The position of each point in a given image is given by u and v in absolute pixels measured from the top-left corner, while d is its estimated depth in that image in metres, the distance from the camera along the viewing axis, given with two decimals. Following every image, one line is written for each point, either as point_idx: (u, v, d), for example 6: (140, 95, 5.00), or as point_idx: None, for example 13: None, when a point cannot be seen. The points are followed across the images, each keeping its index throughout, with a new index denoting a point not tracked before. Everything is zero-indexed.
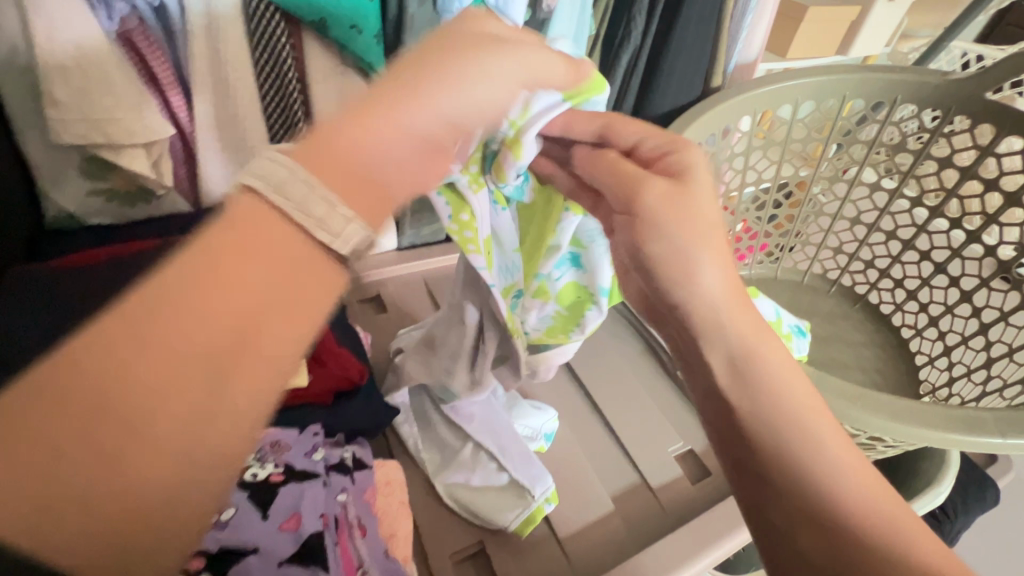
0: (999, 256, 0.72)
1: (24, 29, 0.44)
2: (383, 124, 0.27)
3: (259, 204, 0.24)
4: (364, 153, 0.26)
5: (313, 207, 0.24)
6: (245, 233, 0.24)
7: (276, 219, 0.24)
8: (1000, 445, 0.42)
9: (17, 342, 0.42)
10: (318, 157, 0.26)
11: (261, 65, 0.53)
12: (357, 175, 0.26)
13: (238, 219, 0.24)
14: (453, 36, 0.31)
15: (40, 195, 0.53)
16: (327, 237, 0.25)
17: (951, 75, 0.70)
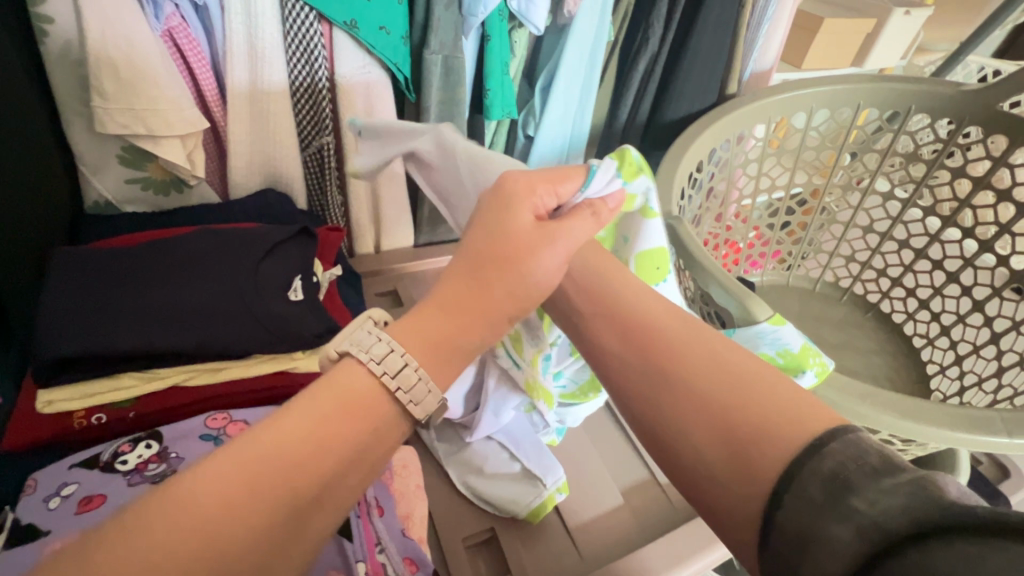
0: (1011, 266, 0.72)
1: (78, 22, 0.47)
2: (496, 293, 0.34)
3: (356, 363, 0.30)
4: (453, 311, 0.33)
5: (385, 358, 0.30)
6: (344, 385, 0.29)
7: (366, 373, 0.30)
8: (1008, 445, 0.43)
9: (58, 317, 0.44)
10: (407, 323, 0.33)
11: (297, 89, 0.57)
12: (442, 330, 0.33)
13: (341, 376, 0.30)
14: (502, 186, 0.39)
15: (82, 181, 0.56)
16: (372, 359, 0.30)
17: (964, 86, 0.71)
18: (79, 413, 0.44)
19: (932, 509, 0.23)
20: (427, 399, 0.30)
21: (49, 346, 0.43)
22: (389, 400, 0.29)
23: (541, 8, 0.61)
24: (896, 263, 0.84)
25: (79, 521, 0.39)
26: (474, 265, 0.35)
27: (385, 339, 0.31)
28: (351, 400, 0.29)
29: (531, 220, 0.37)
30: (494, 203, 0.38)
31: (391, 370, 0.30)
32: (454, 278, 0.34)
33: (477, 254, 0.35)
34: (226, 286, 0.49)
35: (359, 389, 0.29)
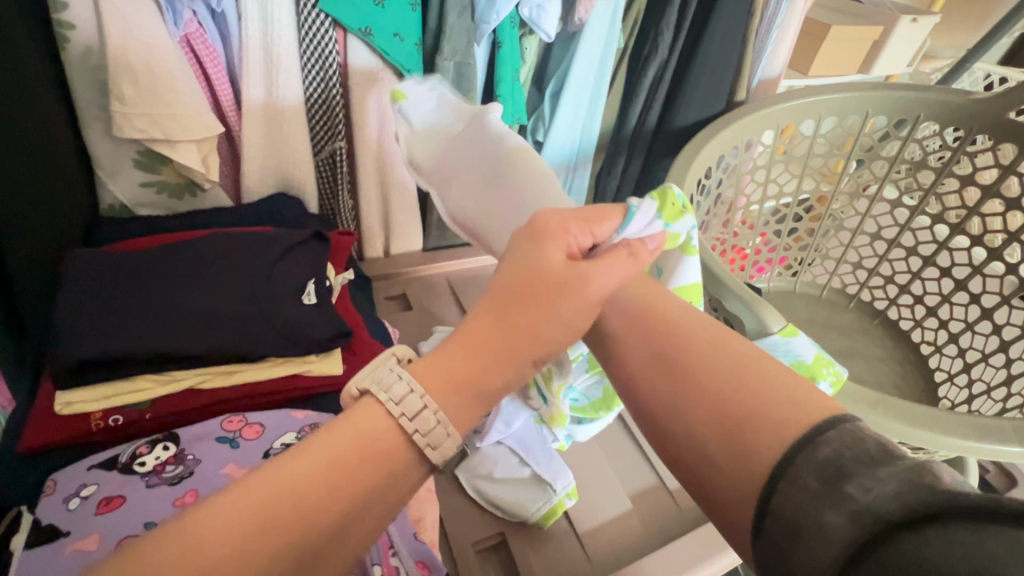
0: (1020, 275, 0.72)
1: (99, 29, 0.47)
2: (524, 334, 0.32)
3: (376, 404, 0.29)
4: (477, 353, 0.31)
5: (405, 400, 0.29)
6: (363, 428, 0.29)
7: (386, 416, 0.29)
8: (1019, 453, 0.43)
9: (76, 320, 0.45)
10: (430, 364, 0.31)
11: (313, 103, 0.58)
12: (464, 370, 0.31)
13: (361, 417, 0.29)
14: (534, 221, 0.37)
15: (98, 184, 0.56)
16: (390, 400, 0.29)
17: (974, 95, 0.71)
18: (96, 414, 0.45)
19: (924, 498, 0.23)
20: (444, 443, 0.29)
21: (67, 347, 0.43)
22: (406, 443, 0.29)
23: (552, 15, 0.61)
24: (903, 271, 0.84)
25: (98, 521, 0.39)
26: (504, 302, 0.32)
27: (405, 376, 0.30)
28: (372, 434, 0.28)
29: (564, 257, 0.35)
30: (525, 240, 0.35)
31: (409, 411, 0.29)
32: (483, 317, 0.32)
33: (506, 290, 0.33)
34: (241, 289, 0.50)
35: (378, 431, 0.29)
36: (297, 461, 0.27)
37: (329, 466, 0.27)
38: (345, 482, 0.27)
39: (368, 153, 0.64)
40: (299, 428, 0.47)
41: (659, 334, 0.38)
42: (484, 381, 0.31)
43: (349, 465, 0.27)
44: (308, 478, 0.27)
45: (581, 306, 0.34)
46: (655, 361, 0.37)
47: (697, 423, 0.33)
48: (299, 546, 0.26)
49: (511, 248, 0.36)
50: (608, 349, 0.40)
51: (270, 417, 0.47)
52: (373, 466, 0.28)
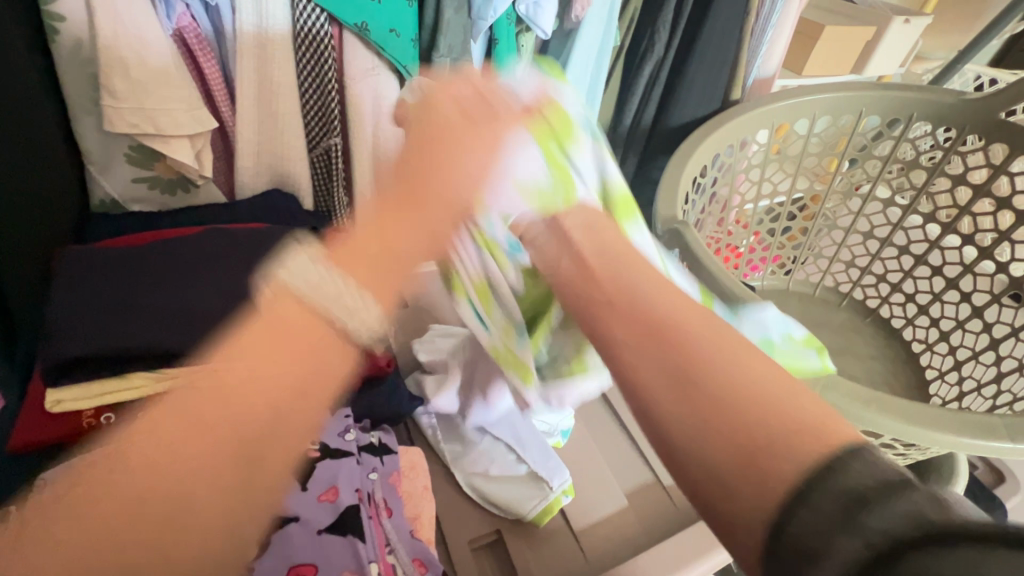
0: (1010, 273, 0.73)
1: (90, 22, 0.47)
2: (433, 185, 0.32)
3: (289, 290, 0.29)
4: (393, 224, 0.31)
5: (318, 282, 0.29)
6: (281, 319, 0.28)
7: (300, 305, 0.28)
8: (1011, 450, 0.44)
9: (68, 316, 0.44)
10: (346, 244, 0.31)
11: (306, 94, 0.57)
12: (397, 236, 0.30)
13: (277, 306, 0.29)
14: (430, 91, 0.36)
15: (89, 179, 0.56)
16: (307, 287, 0.29)
17: (966, 95, 0.72)
18: (88, 412, 0.45)
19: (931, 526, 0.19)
20: (363, 314, 0.28)
21: (59, 344, 0.43)
22: (336, 337, 0.28)
23: (549, 12, 0.61)
24: (895, 269, 0.84)
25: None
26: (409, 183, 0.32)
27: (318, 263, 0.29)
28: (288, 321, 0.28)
29: (458, 108, 0.35)
30: (419, 108, 0.35)
31: (325, 291, 0.28)
32: (391, 192, 0.32)
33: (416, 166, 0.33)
34: (235, 286, 0.49)
35: (295, 321, 0.28)
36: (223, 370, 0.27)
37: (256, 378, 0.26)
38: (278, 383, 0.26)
39: (363, 151, 0.62)
40: None
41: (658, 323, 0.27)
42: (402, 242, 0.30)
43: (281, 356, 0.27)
44: (241, 385, 0.26)
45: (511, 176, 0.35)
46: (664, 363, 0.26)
47: None
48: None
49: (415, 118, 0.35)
50: (602, 333, 0.28)
51: None
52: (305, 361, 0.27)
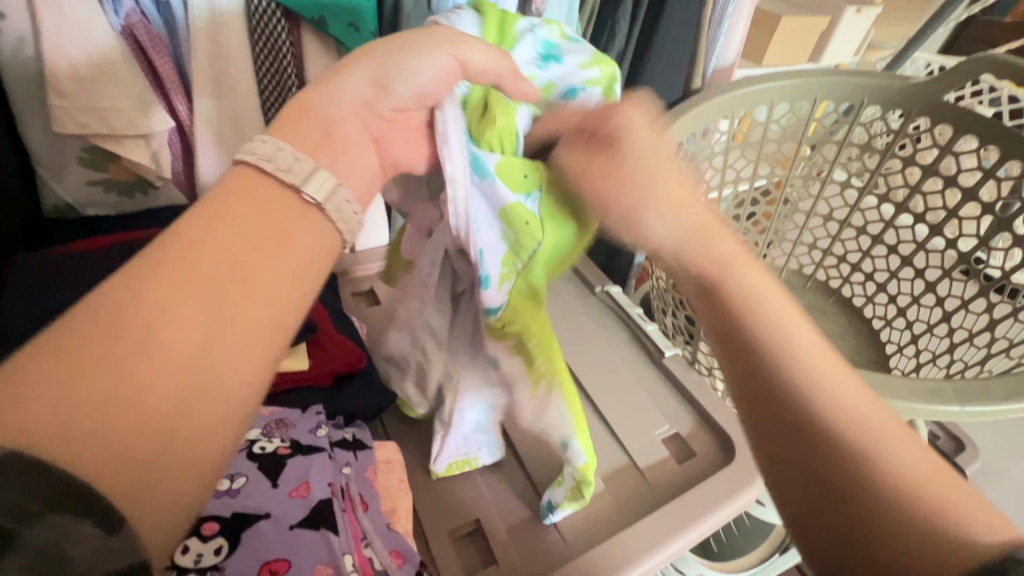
0: (960, 249, 0.76)
1: (33, 22, 0.46)
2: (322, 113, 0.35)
3: (259, 174, 0.31)
4: (317, 128, 0.34)
5: (280, 159, 0.31)
6: (255, 199, 0.30)
7: (275, 185, 0.31)
8: (960, 413, 0.45)
9: (23, 324, 0.45)
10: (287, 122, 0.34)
11: (268, 101, 0.56)
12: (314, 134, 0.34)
13: (247, 185, 0.31)
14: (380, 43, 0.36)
15: (41, 185, 0.55)
16: (277, 170, 0.31)
17: (912, 79, 0.75)
18: None
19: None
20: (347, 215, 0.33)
21: (21, 349, 0.44)
22: (305, 212, 0.31)
23: (510, 4, 0.60)
24: (855, 249, 0.86)
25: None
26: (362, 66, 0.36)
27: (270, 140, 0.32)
28: (259, 192, 0.30)
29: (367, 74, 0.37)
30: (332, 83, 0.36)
31: (285, 168, 0.31)
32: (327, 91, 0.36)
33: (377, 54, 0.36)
34: None
35: (283, 215, 0.31)
36: (201, 244, 0.28)
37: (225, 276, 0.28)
38: (249, 283, 0.28)
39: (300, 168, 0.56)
40: (263, 426, 0.44)
41: (784, 398, 0.31)
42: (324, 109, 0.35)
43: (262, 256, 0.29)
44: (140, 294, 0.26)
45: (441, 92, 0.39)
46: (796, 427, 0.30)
47: (845, 519, 0.28)
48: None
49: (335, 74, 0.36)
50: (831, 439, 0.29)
51: None
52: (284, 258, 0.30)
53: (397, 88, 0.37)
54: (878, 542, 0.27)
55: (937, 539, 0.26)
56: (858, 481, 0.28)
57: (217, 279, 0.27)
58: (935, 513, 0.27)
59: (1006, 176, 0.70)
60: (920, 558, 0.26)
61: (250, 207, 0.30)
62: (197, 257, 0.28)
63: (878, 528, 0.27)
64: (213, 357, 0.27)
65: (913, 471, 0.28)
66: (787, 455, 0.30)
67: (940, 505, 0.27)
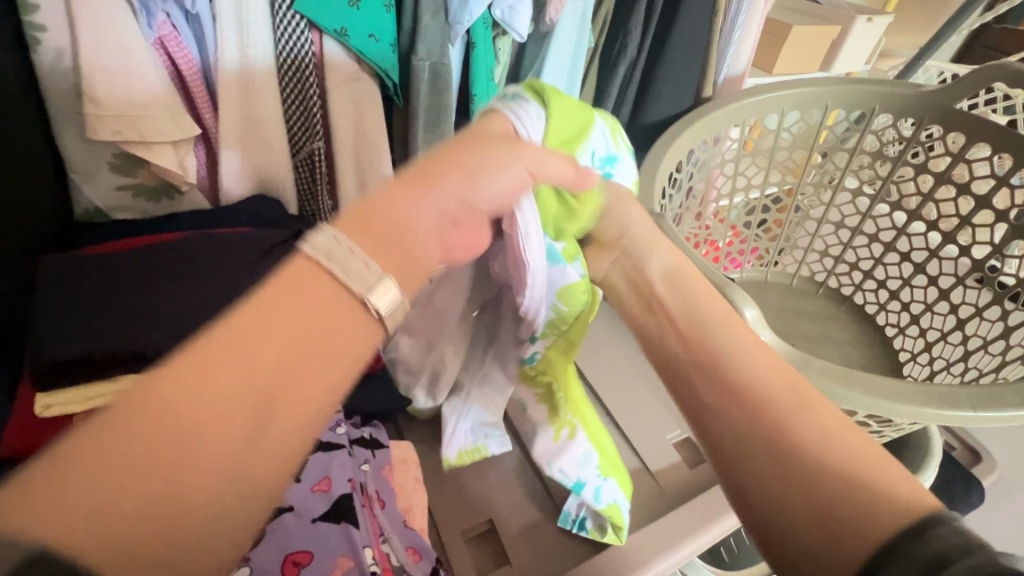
0: (973, 256, 0.75)
1: (71, 34, 0.48)
2: (408, 210, 0.31)
3: (315, 267, 0.28)
4: (398, 227, 0.31)
5: (348, 262, 0.28)
6: (312, 294, 0.28)
7: (335, 285, 0.28)
8: (973, 419, 0.46)
9: (54, 322, 0.46)
10: (355, 214, 0.31)
11: (290, 115, 0.59)
12: (391, 236, 0.31)
13: (299, 280, 0.28)
14: (455, 150, 0.34)
15: (72, 190, 0.57)
16: (341, 272, 0.28)
17: (924, 87, 0.75)
18: (79, 416, 0.47)
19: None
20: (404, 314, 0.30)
21: (54, 347, 0.45)
22: (363, 313, 0.29)
23: (524, 15, 0.61)
24: (867, 256, 0.86)
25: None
26: (438, 174, 0.33)
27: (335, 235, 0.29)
28: (320, 293, 0.28)
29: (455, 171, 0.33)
30: (415, 176, 0.32)
31: (349, 272, 0.28)
32: (403, 184, 0.32)
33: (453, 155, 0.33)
34: (223, 287, 0.51)
35: (335, 311, 0.28)
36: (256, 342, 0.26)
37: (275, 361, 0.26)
38: (297, 383, 0.27)
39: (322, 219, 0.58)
40: None
41: (747, 393, 0.36)
42: (407, 218, 0.31)
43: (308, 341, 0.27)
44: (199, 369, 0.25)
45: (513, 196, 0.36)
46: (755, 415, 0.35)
47: (786, 483, 0.33)
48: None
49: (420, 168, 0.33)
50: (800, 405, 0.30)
51: None
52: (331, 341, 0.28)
53: (481, 198, 0.34)
54: (812, 500, 0.32)
55: (861, 499, 0.31)
56: (797, 450, 0.33)
57: (261, 381, 0.26)
58: (852, 476, 0.32)
59: (1019, 184, 0.70)
60: (845, 507, 0.31)
61: (306, 305, 0.28)
62: (238, 348, 0.26)
63: (816, 485, 0.32)
64: (252, 423, 0.25)
65: (841, 442, 0.33)
66: (744, 425, 0.35)
67: (863, 471, 0.32)
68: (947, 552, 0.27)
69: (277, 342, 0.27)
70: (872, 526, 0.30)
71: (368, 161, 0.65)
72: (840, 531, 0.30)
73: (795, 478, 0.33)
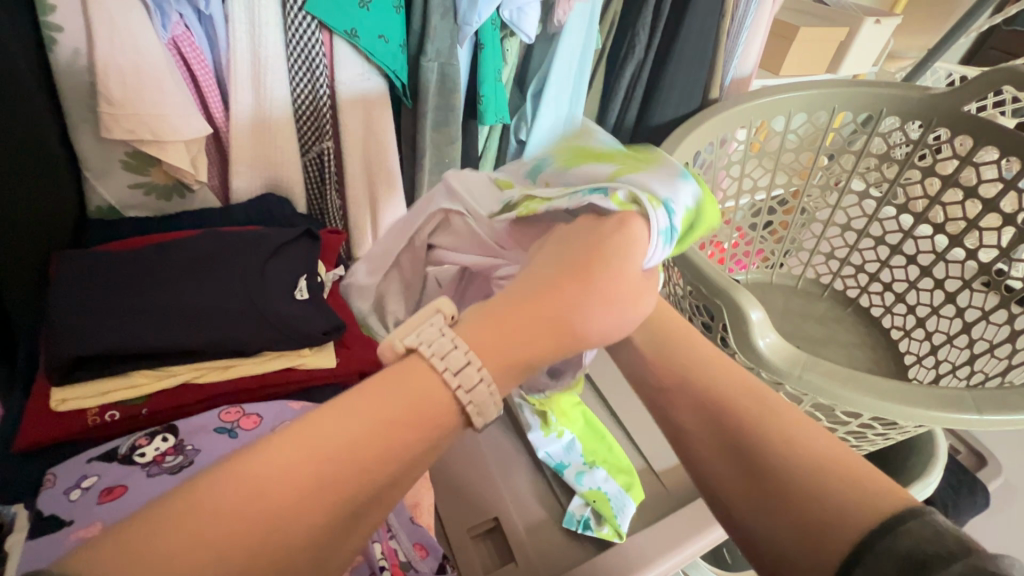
0: (980, 260, 0.75)
1: (87, 33, 0.49)
2: (564, 321, 0.32)
3: (426, 367, 0.29)
4: (534, 337, 0.32)
5: (456, 360, 0.29)
6: (414, 388, 0.29)
7: (436, 379, 0.29)
8: (979, 423, 0.46)
9: (69, 318, 0.47)
10: (485, 325, 0.32)
11: (301, 114, 0.60)
12: (522, 345, 0.31)
13: (410, 375, 0.29)
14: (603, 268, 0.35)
15: (86, 187, 0.57)
16: (446, 369, 0.29)
17: (932, 90, 0.75)
18: (92, 410, 0.47)
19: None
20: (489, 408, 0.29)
21: (68, 343, 0.46)
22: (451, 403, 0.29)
23: (533, 17, 0.62)
24: (873, 259, 0.86)
25: (100, 511, 0.41)
26: (569, 290, 0.34)
27: (448, 333, 0.30)
28: (421, 388, 0.29)
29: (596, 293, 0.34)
30: (558, 292, 0.33)
31: (453, 367, 0.29)
32: (542, 298, 0.33)
33: (580, 265, 0.34)
34: (233, 285, 0.52)
35: (427, 400, 0.29)
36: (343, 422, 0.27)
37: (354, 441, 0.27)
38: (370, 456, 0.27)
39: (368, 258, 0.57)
40: (295, 417, 0.49)
41: None
42: (548, 335, 0.32)
43: (393, 430, 0.27)
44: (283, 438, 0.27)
45: (628, 306, 0.36)
46: (725, 436, 0.37)
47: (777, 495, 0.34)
48: (319, 540, 0.26)
49: (563, 283, 0.34)
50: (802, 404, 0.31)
51: (267, 409, 0.50)
52: (418, 426, 0.28)
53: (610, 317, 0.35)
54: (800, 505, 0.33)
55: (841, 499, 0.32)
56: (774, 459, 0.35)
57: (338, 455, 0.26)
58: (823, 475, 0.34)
59: None
60: (828, 506, 0.32)
61: (405, 397, 0.29)
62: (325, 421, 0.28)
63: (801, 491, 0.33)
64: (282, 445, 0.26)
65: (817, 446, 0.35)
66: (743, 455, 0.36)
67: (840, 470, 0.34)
68: (918, 547, 0.28)
69: (359, 423, 0.27)
70: (848, 525, 0.31)
71: (377, 161, 0.66)
72: (825, 530, 0.32)
73: (773, 489, 0.34)
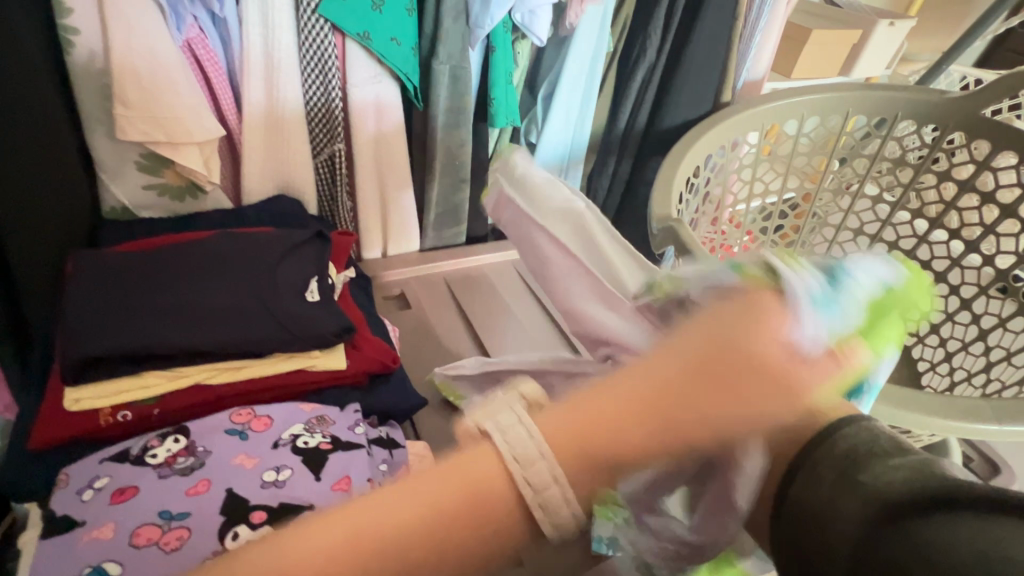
0: (997, 266, 0.74)
1: (103, 35, 0.49)
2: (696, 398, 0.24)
3: (486, 453, 0.24)
4: (628, 423, 0.24)
5: (520, 444, 0.24)
6: (465, 478, 0.24)
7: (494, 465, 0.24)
8: (998, 432, 0.45)
9: (83, 318, 0.47)
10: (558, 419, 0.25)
11: (313, 113, 0.60)
12: (615, 432, 0.24)
13: (466, 466, 0.24)
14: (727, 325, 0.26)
15: (100, 187, 0.58)
16: (502, 449, 0.24)
17: (948, 94, 0.74)
18: (105, 410, 0.48)
19: (930, 477, 0.22)
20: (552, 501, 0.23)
21: (82, 343, 0.46)
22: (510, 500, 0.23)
23: (545, 19, 0.61)
24: None
25: (113, 512, 0.42)
26: (700, 353, 0.25)
27: (516, 414, 0.25)
28: (474, 476, 0.24)
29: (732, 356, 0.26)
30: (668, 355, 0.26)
31: (504, 435, 0.24)
32: (647, 369, 0.25)
33: (696, 340, 0.26)
34: (244, 286, 0.52)
35: (478, 491, 0.23)
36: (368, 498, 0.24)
37: (382, 514, 0.23)
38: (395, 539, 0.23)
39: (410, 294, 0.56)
40: (306, 420, 0.49)
41: None
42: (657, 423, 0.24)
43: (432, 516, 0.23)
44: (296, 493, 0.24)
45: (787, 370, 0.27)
46: None
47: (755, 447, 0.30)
48: None
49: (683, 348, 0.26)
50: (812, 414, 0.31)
51: (278, 411, 0.50)
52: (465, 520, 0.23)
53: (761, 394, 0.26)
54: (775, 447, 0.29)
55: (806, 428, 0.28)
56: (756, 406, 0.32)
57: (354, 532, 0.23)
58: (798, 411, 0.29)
59: None
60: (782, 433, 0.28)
61: (446, 487, 0.23)
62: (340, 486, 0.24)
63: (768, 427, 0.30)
64: None
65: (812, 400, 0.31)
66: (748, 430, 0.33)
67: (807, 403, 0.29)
68: (854, 449, 0.25)
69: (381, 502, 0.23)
70: (791, 438, 0.27)
71: (388, 164, 0.66)
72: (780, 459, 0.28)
73: None
